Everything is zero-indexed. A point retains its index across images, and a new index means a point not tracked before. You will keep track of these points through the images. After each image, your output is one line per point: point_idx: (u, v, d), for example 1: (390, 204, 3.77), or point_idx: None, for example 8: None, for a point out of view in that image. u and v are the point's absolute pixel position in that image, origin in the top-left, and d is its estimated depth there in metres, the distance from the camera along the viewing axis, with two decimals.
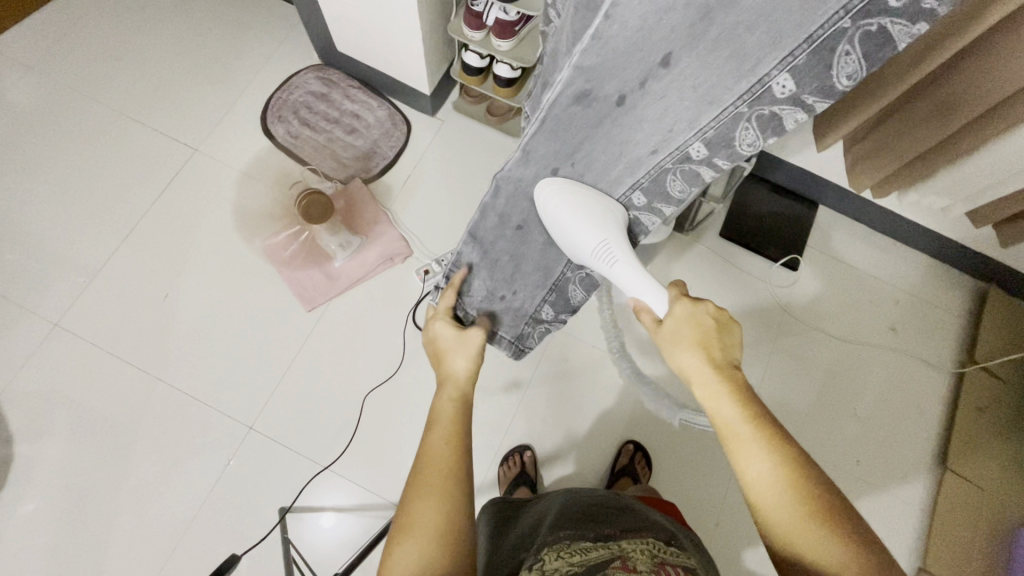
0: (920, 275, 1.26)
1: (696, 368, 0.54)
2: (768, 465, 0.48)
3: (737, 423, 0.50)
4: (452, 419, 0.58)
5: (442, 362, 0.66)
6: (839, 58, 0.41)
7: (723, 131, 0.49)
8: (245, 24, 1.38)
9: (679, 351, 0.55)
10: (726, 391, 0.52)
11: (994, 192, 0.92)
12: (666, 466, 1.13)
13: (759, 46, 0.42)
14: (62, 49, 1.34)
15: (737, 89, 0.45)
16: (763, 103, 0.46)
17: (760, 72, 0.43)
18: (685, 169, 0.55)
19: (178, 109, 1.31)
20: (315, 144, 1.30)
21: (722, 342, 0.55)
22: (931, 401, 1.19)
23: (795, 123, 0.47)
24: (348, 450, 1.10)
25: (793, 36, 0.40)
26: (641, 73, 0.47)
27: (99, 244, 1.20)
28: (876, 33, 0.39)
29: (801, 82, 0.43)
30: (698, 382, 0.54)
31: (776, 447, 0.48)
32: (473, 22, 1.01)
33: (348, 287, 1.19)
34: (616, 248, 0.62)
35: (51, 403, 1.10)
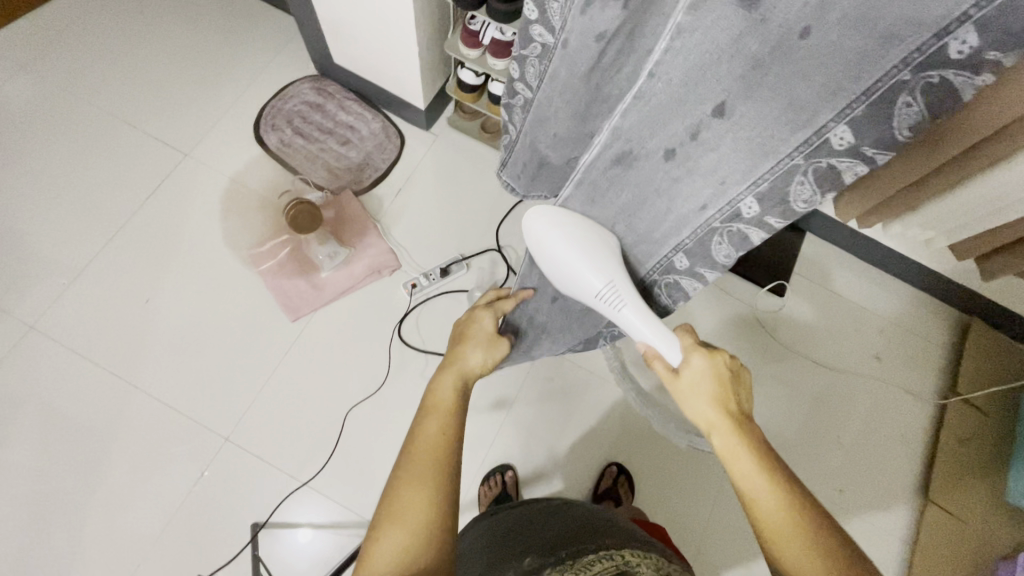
0: (905, 306, 1.27)
1: (712, 418, 0.54)
2: (792, 520, 0.46)
3: (755, 473, 0.49)
4: (451, 406, 0.57)
5: (459, 346, 0.67)
6: (900, 109, 0.39)
7: (778, 184, 0.48)
8: (241, 32, 1.39)
9: (695, 402, 0.55)
10: (743, 443, 0.51)
11: (977, 226, 0.94)
12: (649, 490, 1.11)
13: (816, 97, 0.42)
14: (56, 50, 1.34)
15: (792, 140, 0.45)
16: (820, 154, 0.44)
17: (816, 123, 0.43)
18: (733, 229, 0.54)
19: (170, 114, 1.30)
20: (307, 154, 1.29)
21: (736, 395, 0.55)
22: (914, 432, 1.19)
23: (856, 175, 0.45)
24: (326, 465, 1.08)
25: (852, 86, 0.40)
26: (688, 127, 0.50)
27: (81, 246, 1.18)
28: (938, 84, 0.38)
29: (860, 134, 0.42)
30: (714, 433, 0.53)
31: (797, 501, 0.47)
32: (470, 41, 1.02)
33: (334, 298, 1.18)
34: (623, 290, 0.61)
35: (21, 408, 1.07)
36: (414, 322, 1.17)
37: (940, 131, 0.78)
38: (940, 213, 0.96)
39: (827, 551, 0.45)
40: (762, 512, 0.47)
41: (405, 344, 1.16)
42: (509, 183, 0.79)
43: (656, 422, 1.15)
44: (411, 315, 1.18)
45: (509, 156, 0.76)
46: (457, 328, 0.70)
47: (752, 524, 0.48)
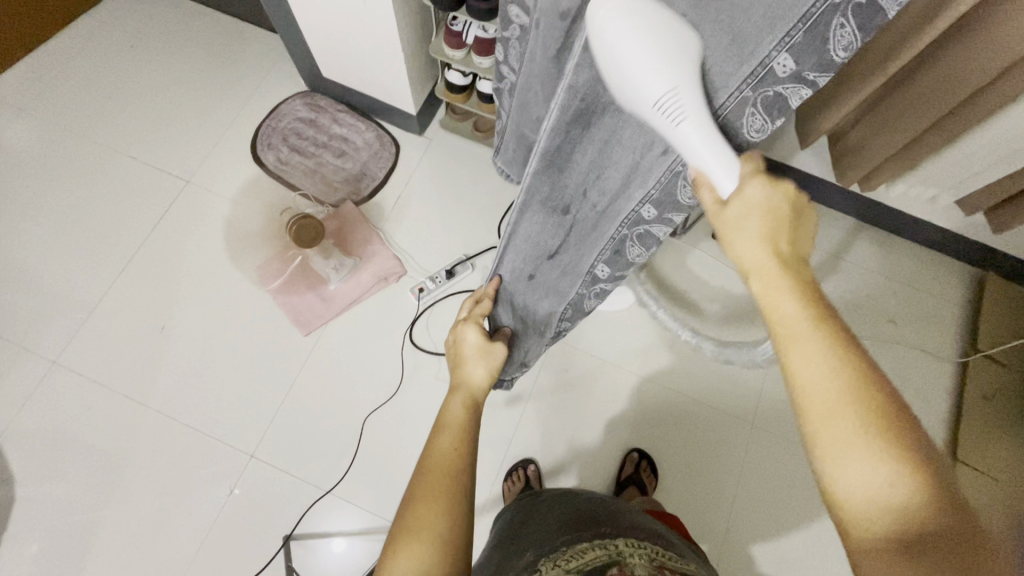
0: (919, 266, 1.26)
1: (758, 258, 0.43)
2: (837, 370, 0.38)
3: (800, 321, 0.40)
4: (460, 424, 0.60)
5: (460, 367, 0.70)
6: (834, 33, 0.37)
7: (730, 119, 0.45)
8: (230, 57, 1.41)
9: (732, 238, 0.45)
10: (789, 282, 0.42)
11: (983, 177, 0.93)
12: (672, 473, 1.11)
13: (756, 30, 0.39)
14: (54, 90, 1.36)
15: (739, 73, 0.42)
16: (767, 84, 0.42)
17: (760, 54, 0.40)
18: None
19: (170, 142, 1.33)
20: (305, 169, 1.31)
21: (792, 236, 0.44)
22: (936, 393, 1.17)
23: (801, 101, 0.43)
24: (349, 474, 1.09)
25: (787, 14, 0.37)
26: None
27: (95, 280, 1.21)
28: (866, 6, 0.35)
29: (802, 60, 0.39)
30: (756, 274, 0.43)
31: (844, 349, 0.39)
32: (452, 41, 1.03)
33: (343, 309, 1.19)
34: (689, 101, 0.41)
35: (52, 441, 1.10)
36: (425, 326, 1.19)
37: (937, 82, 0.76)
38: (944, 166, 0.94)
39: (869, 409, 0.37)
40: (800, 363, 0.39)
41: (417, 348, 1.17)
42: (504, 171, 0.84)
43: (671, 405, 1.15)
44: (420, 319, 1.19)
45: (502, 145, 0.80)
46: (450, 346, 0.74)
47: (786, 377, 0.40)
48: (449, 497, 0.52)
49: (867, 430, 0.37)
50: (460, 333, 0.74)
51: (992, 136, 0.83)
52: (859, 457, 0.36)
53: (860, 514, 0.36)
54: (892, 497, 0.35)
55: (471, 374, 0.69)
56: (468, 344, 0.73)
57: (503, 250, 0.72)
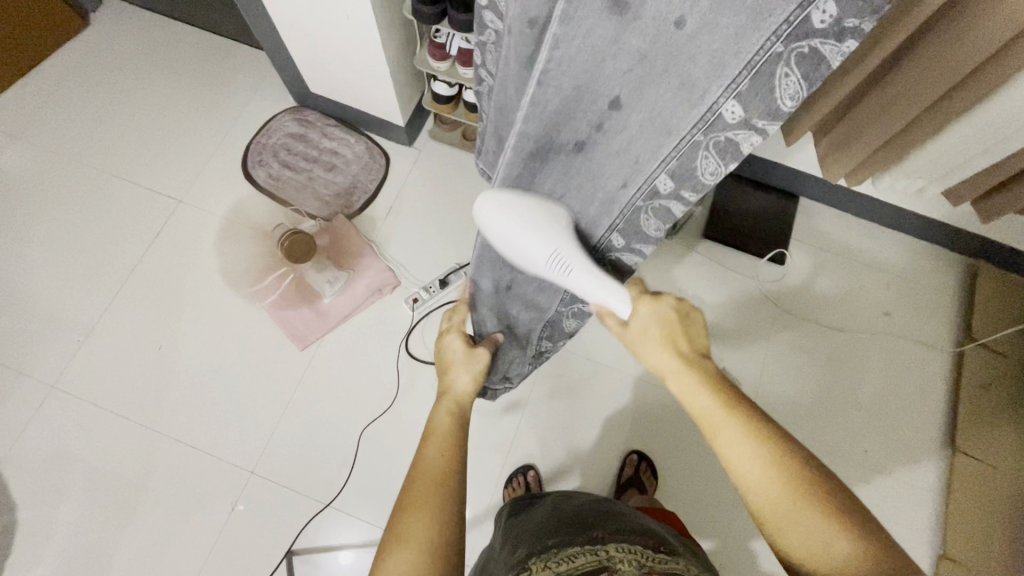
0: (911, 256, 1.26)
1: (668, 363, 0.53)
2: (750, 450, 0.46)
3: (711, 411, 0.49)
4: (448, 432, 0.60)
5: (446, 375, 0.70)
6: (780, 81, 0.39)
7: (685, 160, 0.48)
8: (219, 75, 1.42)
9: (649, 352, 0.55)
10: (696, 380, 0.51)
11: (966, 168, 0.94)
12: (673, 472, 1.11)
13: (704, 74, 0.40)
14: (45, 115, 1.37)
15: (690, 119, 0.44)
16: (717, 129, 0.44)
17: (709, 100, 0.42)
18: (655, 205, 0.54)
19: (162, 162, 1.34)
20: (296, 184, 1.31)
21: (688, 334, 0.55)
22: (933, 383, 1.17)
23: (752, 147, 0.44)
24: (351, 486, 1.09)
25: (733, 61, 0.39)
26: (593, 118, 0.48)
27: (93, 301, 1.22)
28: (809, 54, 0.37)
29: (750, 107, 0.41)
30: (671, 378, 0.52)
31: (750, 428, 0.47)
32: (438, 53, 1.04)
33: (339, 322, 1.20)
34: (570, 257, 0.55)
35: (55, 464, 1.10)
36: (420, 335, 1.19)
37: (924, 71, 0.76)
38: (935, 155, 0.94)
39: (785, 468, 0.45)
40: (724, 450, 0.48)
41: (414, 359, 1.17)
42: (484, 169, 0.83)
43: (669, 405, 1.15)
44: (416, 329, 1.20)
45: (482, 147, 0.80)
46: (436, 354, 0.73)
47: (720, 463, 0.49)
48: (434, 502, 0.52)
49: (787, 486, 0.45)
50: (444, 342, 0.73)
51: (973, 129, 0.84)
52: (793, 523, 0.44)
53: (812, 565, 0.43)
54: (831, 551, 0.42)
55: (457, 383, 0.69)
56: (451, 352, 0.73)
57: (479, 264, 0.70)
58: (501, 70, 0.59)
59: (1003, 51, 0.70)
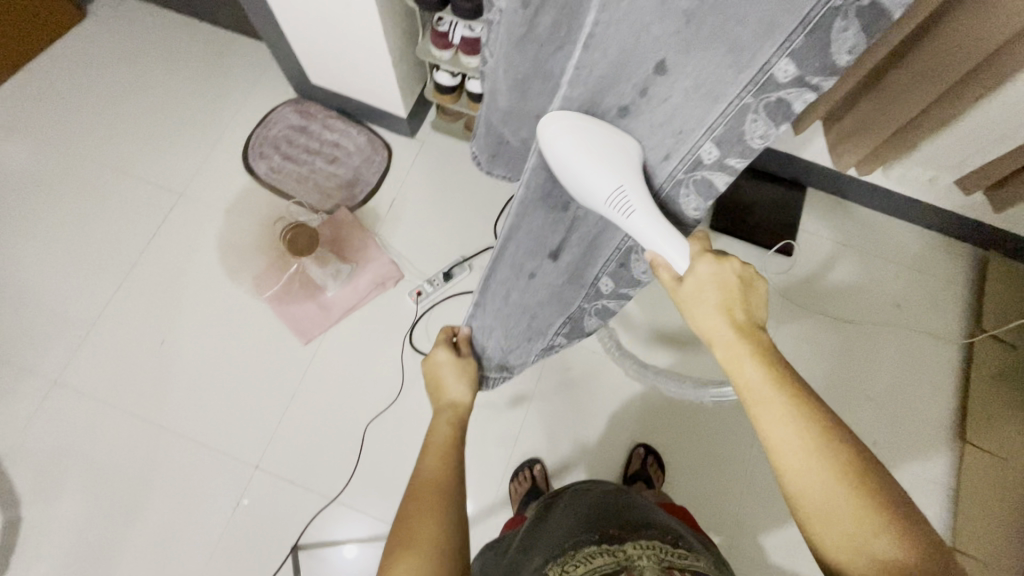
0: (920, 246, 1.25)
1: (719, 330, 0.48)
2: (802, 433, 0.43)
3: (763, 386, 0.45)
4: (446, 443, 0.60)
5: (438, 382, 0.71)
6: (836, 36, 0.37)
7: (732, 127, 0.46)
8: (219, 66, 1.40)
9: (697, 314, 0.50)
10: (749, 351, 0.46)
11: (980, 157, 0.92)
12: (680, 465, 1.11)
13: (753, 37, 0.39)
14: (44, 109, 1.36)
15: (738, 81, 0.42)
16: (768, 91, 0.42)
17: (761, 60, 0.40)
18: (698, 177, 0.52)
19: (163, 155, 1.32)
20: (298, 177, 1.30)
21: (745, 302, 0.49)
22: (944, 375, 1.16)
23: (805, 104, 0.43)
24: (355, 481, 1.09)
25: (786, 21, 0.37)
26: (637, 84, 0.47)
27: (95, 296, 1.21)
28: (869, 7, 0.36)
29: (804, 66, 0.40)
30: (719, 344, 0.48)
31: (804, 410, 0.43)
32: (440, 42, 1.02)
33: (343, 316, 1.19)
34: (633, 196, 0.52)
35: (59, 460, 1.09)
36: (425, 329, 1.18)
37: (939, 59, 0.74)
38: (949, 145, 0.92)
39: (833, 459, 0.42)
40: (771, 428, 0.44)
41: (418, 352, 1.16)
42: (475, 156, 0.82)
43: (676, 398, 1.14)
44: (420, 322, 1.19)
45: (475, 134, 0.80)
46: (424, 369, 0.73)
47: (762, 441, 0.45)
48: (440, 509, 0.52)
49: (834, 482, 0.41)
50: (432, 356, 0.73)
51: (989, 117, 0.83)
52: (838, 515, 0.41)
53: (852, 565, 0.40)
54: (876, 549, 0.39)
55: (452, 393, 0.69)
56: (441, 364, 0.72)
57: (501, 250, 0.67)
58: (498, 57, 0.58)
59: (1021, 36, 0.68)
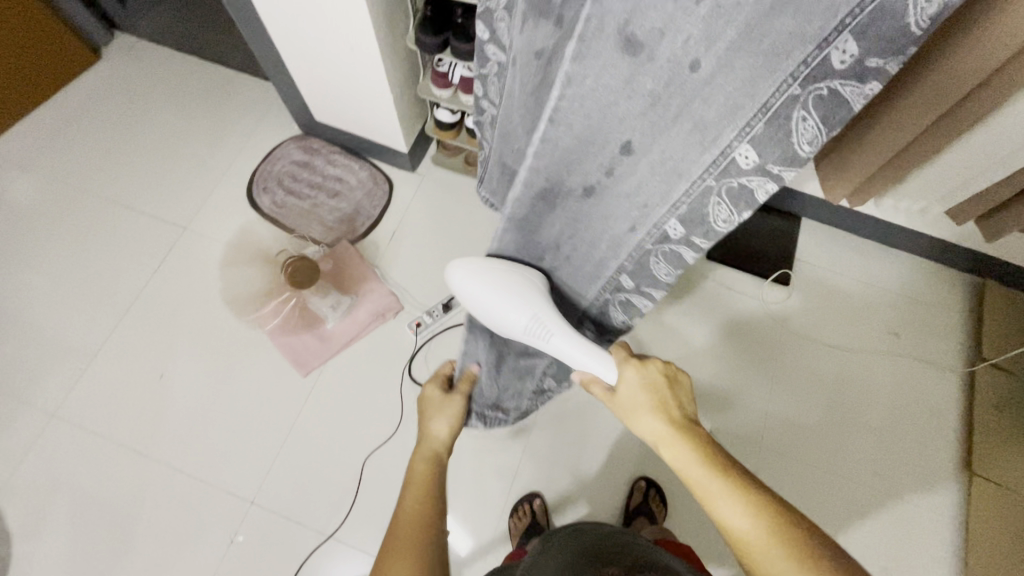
0: (915, 275, 1.25)
1: (655, 427, 0.56)
2: (746, 510, 0.46)
3: (701, 471, 0.50)
4: (423, 479, 0.60)
5: (424, 417, 0.74)
6: (797, 123, 0.42)
7: (695, 204, 0.52)
8: (226, 105, 1.45)
9: (636, 416, 0.58)
10: (683, 442, 0.53)
11: (969, 187, 0.95)
12: (682, 498, 1.09)
13: (719, 118, 0.44)
14: (55, 147, 1.40)
15: (702, 162, 0.48)
16: (730, 174, 0.48)
17: (723, 143, 0.46)
18: (665, 249, 0.60)
19: (169, 190, 1.35)
20: (300, 211, 1.32)
21: (674, 398, 0.58)
22: (946, 405, 1.15)
23: (767, 192, 0.48)
24: (352, 516, 1.07)
25: (748, 105, 0.42)
26: (604, 163, 0.54)
27: (96, 329, 1.22)
28: (828, 95, 0.40)
29: (763, 153, 0.45)
30: (660, 440, 0.55)
31: (742, 487, 0.48)
32: (440, 81, 1.05)
33: (342, 348, 1.19)
34: (549, 324, 0.67)
35: (52, 495, 1.08)
36: (424, 360, 1.18)
37: (922, 96, 0.77)
38: (937, 172, 0.94)
39: (783, 531, 0.45)
40: (721, 512, 0.47)
41: (417, 384, 1.16)
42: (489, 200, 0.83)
43: None
44: (419, 354, 1.19)
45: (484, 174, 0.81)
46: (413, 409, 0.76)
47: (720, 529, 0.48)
48: (415, 553, 0.51)
49: (779, 544, 0.44)
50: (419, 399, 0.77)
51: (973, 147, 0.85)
52: None
53: None
54: None
55: (435, 431, 0.71)
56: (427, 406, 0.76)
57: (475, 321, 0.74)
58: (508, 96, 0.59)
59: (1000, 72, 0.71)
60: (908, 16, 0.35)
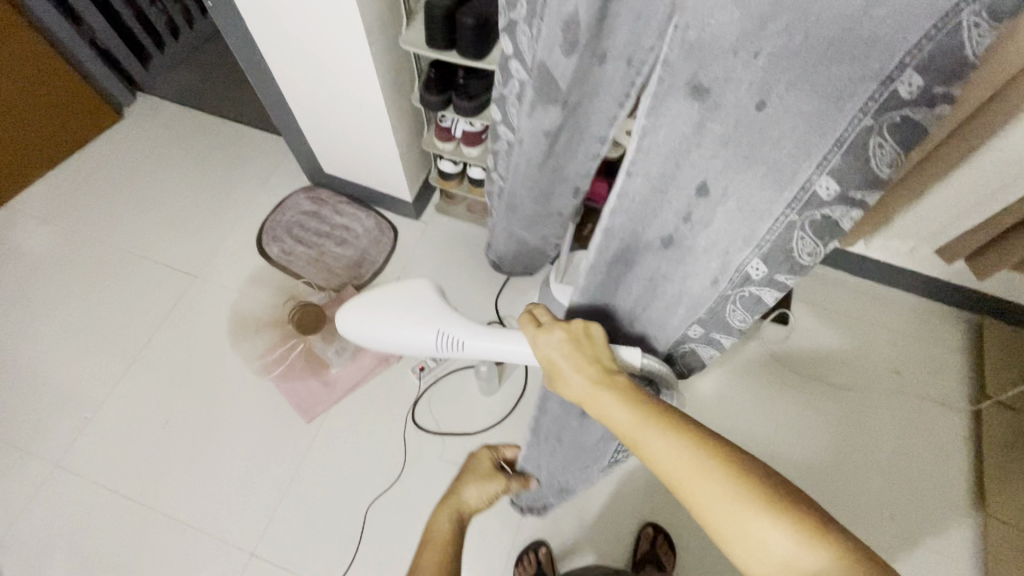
0: (914, 313, 1.27)
1: (579, 384, 0.56)
2: (672, 446, 0.47)
3: (627, 419, 0.51)
4: (445, 540, 0.61)
5: (460, 479, 0.71)
6: (874, 150, 0.42)
7: (781, 239, 0.50)
8: (239, 160, 1.52)
9: (563, 377, 0.58)
10: (608, 392, 0.54)
11: (958, 225, 0.98)
12: (690, 545, 1.07)
13: (792, 159, 0.45)
14: (75, 201, 1.46)
15: (784, 199, 0.47)
16: (813, 206, 0.47)
17: (801, 180, 0.45)
18: (744, 294, 0.57)
19: (181, 241, 1.40)
20: (308, 259, 1.36)
21: (594, 353, 0.58)
22: (954, 444, 1.14)
23: (853, 219, 0.47)
24: (354, 568, 1.05)
25: (822, 142, 0.43)
26: (681, 207, 0.54)
27: (103, 377, 1.23)
28: (901, 122, 0.40)
29: (845, 180, 0.44)
30: (586, 397, 0.55)
31: (665, 425, 0.49)
32: (443, 135, 1.11)
33: (346, 394, 1.20)
34: (450, 332, 0.71)
35: (50, 548, 1.07)
36: (427, 405, 1.19)
37: None
38: (931, 210, 0.97)
39: (710, 461, 0.45)
40: (654, 456, 0.48)
41: (421, 429, 1.16)
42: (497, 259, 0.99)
43: None
44: (422, 399, 1.19)
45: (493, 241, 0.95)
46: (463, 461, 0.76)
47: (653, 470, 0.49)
48: None
49: (708, 471, 0.45)
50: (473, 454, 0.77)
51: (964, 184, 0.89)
52: (735, 513, 0.43)
53: (769, 557, 0.41)
54: (779, 533, 0.41)
55: (465, 493, 0.69)
56: (476, 467, 0.74)
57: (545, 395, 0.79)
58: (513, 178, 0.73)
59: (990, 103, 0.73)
60: (966, 47, 0.36)
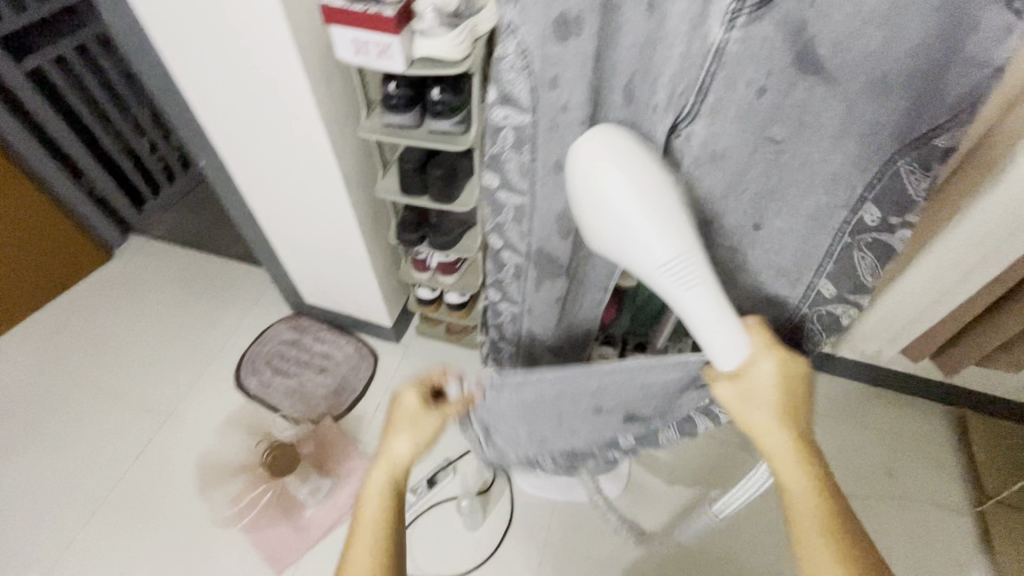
0: (897, 410, 1.27)
1: (775, 439, 0.51)
2: (834, 553, 0.46)
3: (804, 500, 0.49)
4: (383, 501, 0.57)
5: (390, 427, 0.62)
6: (859, 261, 0.55)
7: (791, 331, 0.64)
8: (221, 292, 1.55)
9: (758, 423, 0.52)
10: (802, 466, 0.49)
11: (926, 319, 1.01)
12: None
13: (794, 261, 0.58)
14: (53, 343, 1.46)
15: (794, 293, 0.61)
16: (818, 304, 0.60)
17: (807, 280, 0.59)
18: None
19: (156, 378, 1.38)
20: (286, 390, 1.34)
21: (798, 411, 0.51)
22: (965, 552, 1.09)
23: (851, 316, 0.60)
24: None
25: (816, 253, 0.56)
26: None
27: (62, 535, 1.17)
28: (875, 242, 0.53)
29: (840, 286, 0.58)
30: (774, 453, 0.51)
31: (832, 527, 0.47)
32: (419, 266, 1.15)
33: (320, 538, 1.13)
34: (696, 269, 0.47)
35: None
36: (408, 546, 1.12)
37: None
38: (893, 310, 1.03)
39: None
40: (808, 549, 0.47)
41: None
42: None
43: None
44: None
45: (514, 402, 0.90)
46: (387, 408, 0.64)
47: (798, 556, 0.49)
48: None
49: None
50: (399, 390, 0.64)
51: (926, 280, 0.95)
52: None
53: None
54: None
55: (396, 444, 0.60)
56: (405, 406, 0.63)
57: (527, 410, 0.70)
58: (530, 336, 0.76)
59: (934, 199, 0.81)
60: (907, 189, 0.48)
